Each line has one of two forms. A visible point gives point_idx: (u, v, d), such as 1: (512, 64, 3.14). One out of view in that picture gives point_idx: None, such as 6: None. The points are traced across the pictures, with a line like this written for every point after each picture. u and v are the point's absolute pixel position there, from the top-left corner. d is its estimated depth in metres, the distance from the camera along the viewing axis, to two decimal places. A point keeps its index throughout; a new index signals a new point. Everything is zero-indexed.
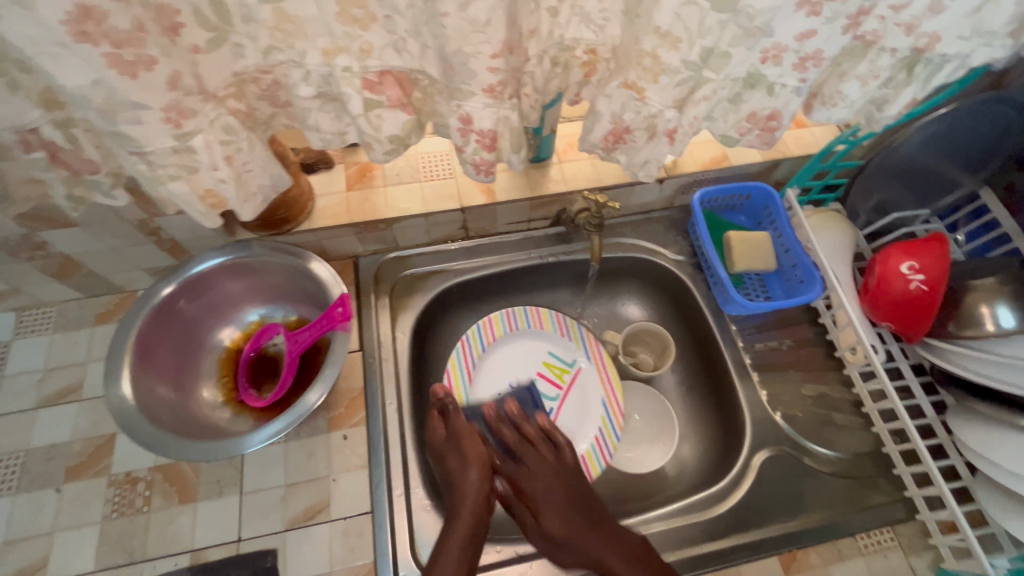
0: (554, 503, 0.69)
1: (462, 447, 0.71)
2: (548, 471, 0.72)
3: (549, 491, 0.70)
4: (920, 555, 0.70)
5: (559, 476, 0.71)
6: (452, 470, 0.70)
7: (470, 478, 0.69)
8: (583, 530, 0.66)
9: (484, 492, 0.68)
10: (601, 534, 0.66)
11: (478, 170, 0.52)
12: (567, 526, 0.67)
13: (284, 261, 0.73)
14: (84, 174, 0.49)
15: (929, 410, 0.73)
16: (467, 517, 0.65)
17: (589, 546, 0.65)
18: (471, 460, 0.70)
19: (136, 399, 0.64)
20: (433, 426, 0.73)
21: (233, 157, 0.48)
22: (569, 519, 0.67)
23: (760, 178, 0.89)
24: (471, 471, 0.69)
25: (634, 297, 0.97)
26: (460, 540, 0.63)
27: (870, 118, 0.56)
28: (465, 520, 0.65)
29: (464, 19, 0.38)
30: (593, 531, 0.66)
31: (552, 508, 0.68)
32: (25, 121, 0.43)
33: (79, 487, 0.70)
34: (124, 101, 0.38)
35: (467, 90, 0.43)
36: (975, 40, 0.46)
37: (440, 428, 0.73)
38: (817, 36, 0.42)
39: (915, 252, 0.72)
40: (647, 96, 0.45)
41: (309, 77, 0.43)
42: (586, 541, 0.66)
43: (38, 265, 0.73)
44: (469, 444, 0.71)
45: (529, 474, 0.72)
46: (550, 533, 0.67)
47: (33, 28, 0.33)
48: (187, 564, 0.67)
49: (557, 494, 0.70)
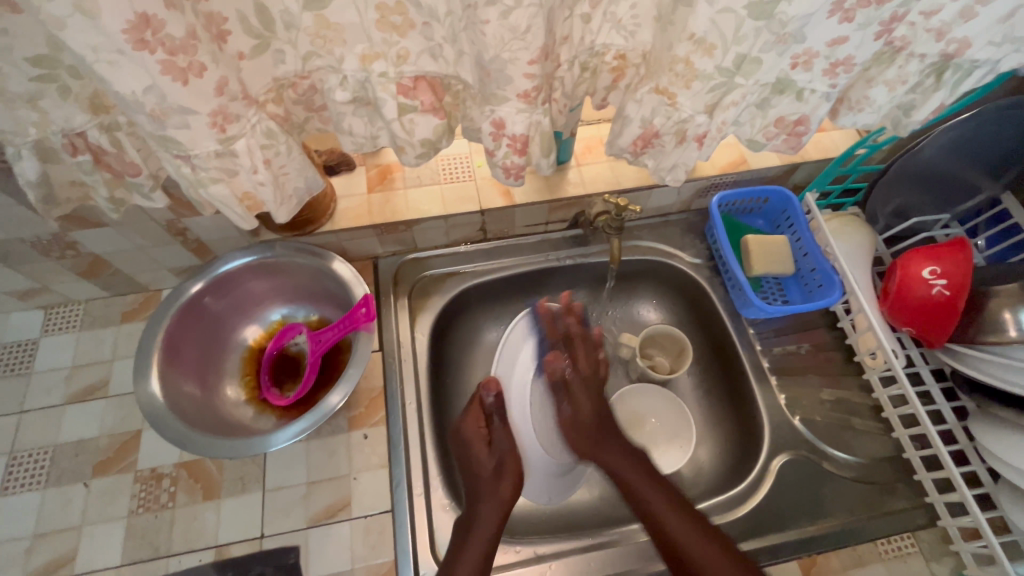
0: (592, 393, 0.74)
1: (502, 461, 0.70)
2: (587, 384, 0.74)
3: (591, 391, 0.74)
4: (940, 562, 0.70)
5: (600, 399, 0.74)
6: (484, 487, 0.68)
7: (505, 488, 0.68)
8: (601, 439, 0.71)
9: (504, 519, 0.66)
10: (615, 439, 0.72)
11: (507, 174, 0.52)
12: (591, 421, 0.72)
13: (308, 261, 0.74)
14: (123, 176, 0.50)
15: (950, 416, 0.72)
16: (487, 534, 0.64)
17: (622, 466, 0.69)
18: (482, 480, 0.69)
19: (165, 397, 0.65)
20: (473, 424, 0.73)
21: (270, 161, 0.48)
22: (601, 420, 0.73)
23: (778, 182, 0.89)
24: (495, 479, 0.68)
25: (651, 300, 0.97)
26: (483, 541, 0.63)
27: (897, 123, 0.56)
28: (479, 532, 0.64)
29: (504, 27, 0.39)
30: (614, 443, 0.71)
31: (590, 398, 0.74)
32: (71, 124, 0.44)
33: (106, 482, 0.72)
34: (173, 107, 0.39)
35: (502, 95, 0.44)
36: (1006, 47, 0.46)
37: (483, 430, 0.72)
38: (848, 43, 0.42)
39: (937, 257, 0.72)
40: (678, 102, 0.46)
41: (346, 82, 0.44)
42: (600, 440, 0.71)
43: (68, 264, 0.74)
44: (510, 460, 0.70)
45: (575, 387, 0.74)
46: (579, 421, 0.73)
47: (93, 35, 0.33)
48: (211, 559, 0.68)
49: (596, 397, 0.74)
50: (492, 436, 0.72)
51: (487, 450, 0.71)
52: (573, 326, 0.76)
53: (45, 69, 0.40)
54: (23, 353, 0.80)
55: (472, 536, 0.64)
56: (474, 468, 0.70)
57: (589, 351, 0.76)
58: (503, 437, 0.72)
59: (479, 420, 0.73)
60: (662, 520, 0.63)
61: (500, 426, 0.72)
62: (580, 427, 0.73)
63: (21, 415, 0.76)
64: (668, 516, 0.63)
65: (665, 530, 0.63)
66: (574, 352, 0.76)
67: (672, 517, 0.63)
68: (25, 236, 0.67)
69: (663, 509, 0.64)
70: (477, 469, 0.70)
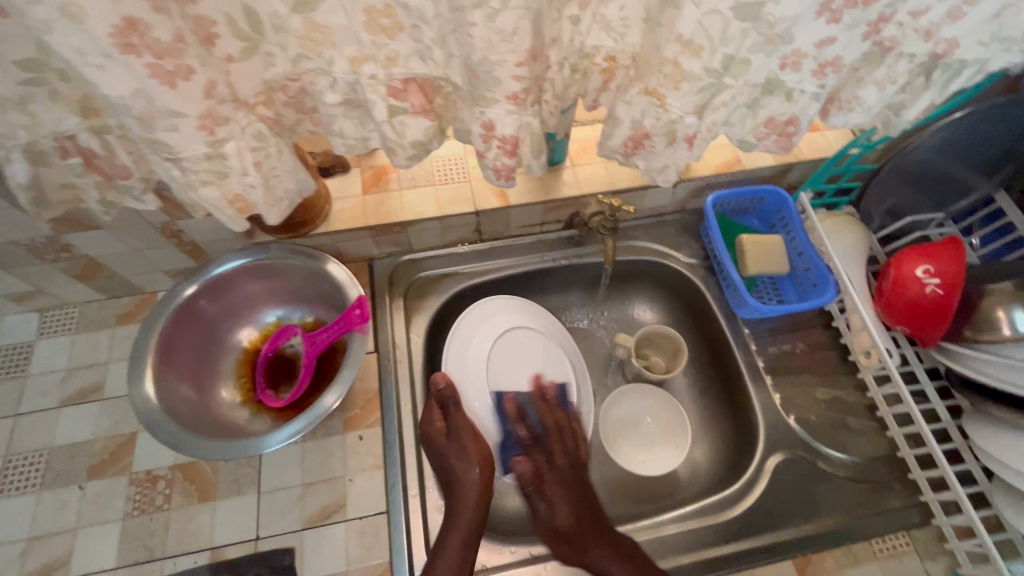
0: (563, 476, 0.75)
1: (463, 447, 0.71)
2: (565, 483, 0.74)
3: (567, 489, 0.74)
4: (935, 560, 0.70)
5: (575, 491, 0.74)
6: (456, 470, 0.70)
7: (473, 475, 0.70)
8: (582, 540, 0.69)
9: (479, 517, 0.67)
10: (598, 540, 0.69)
11: (498, 175, 0.52)
12: (567, 521, 0.71)
13: (302, 262, 0.74)
14: (115, 179, 0.50)
15: (945, 415, 0.72)
16: (462, 530, 0.65)
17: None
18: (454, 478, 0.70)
19: (159, 399, 0.65)
20: (433, 418, 0.73)
21: (261, 163, 0.49)
22: (583, 522, 0.71)
23: (773, 182, 0.89)
24: (471, 471, 0.70)
25: (647, 300, 0.97)
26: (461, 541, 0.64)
27: (887, 123, 0.56)
28: (459, 528, 0.66)
29: (491, 30, 0.39)
30: (599, 542, 0.69)
31: (567, 501, 0.73)
32: (61, 128, 0.44)
33: (101, 484, 0.72)
34: (162, 109, 0.39)
35: (491, 97, 0.44)
36: (994, 46, 0.47)
37: (440, 422, 0.73)
38: (836, 43, 0.42)
39: (930, 256, 0.72)
40: (667, 103, 0.46)
41: (336, 84, 0.44)
42: (586, 540, 0.69)
43: (62, 267, 0.74)
44: (471, 443, 0.71)
45: (551, 492, 0.73)
46: (555, 521, 0.71)
47: (79, 39, 0.33)
48: (207, 561, 0.68)
49: (571, 483, 0.75)
50: (448, 424, 0.72)
51: (445, 440, 0.72)
52: (551, 415, 0.78)
53: (34, 73, 0.40)
54: (18, 356, 0.80)
55: (451, 533, 0.65)
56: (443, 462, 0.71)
57: (566, 444, 0.77)
58: (458, 421, 0.72)
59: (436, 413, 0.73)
60: None
61: (455, 414, 0.72)
62: (557, 529, 0.70)
63: (17, 418, 0.76)
64: None
65: None
66: (549, 444, 0.77)
67: None
68: (20, 239, 0.67)
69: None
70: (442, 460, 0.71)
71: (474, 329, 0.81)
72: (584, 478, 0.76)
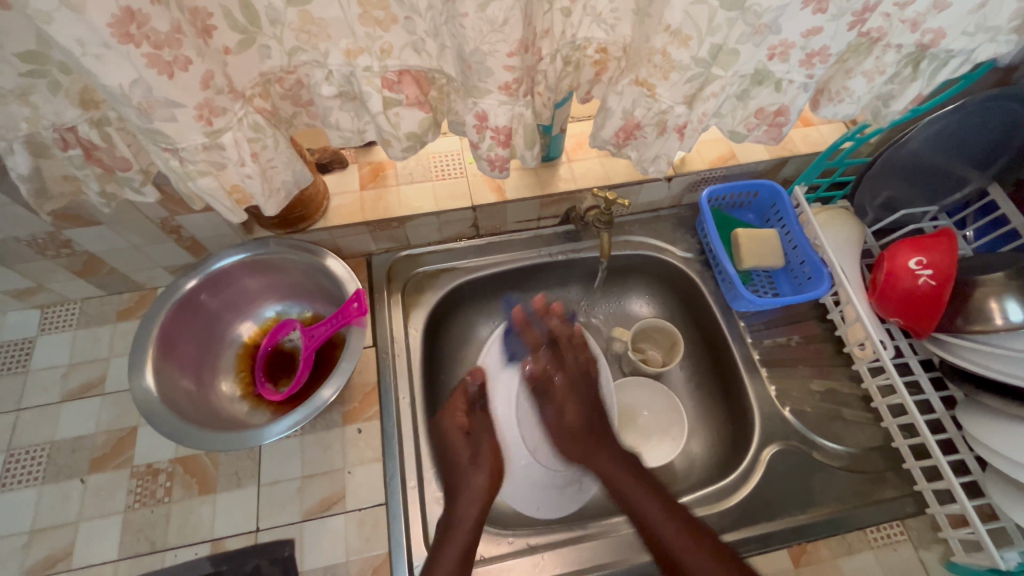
0: (584, 396, 0.76)
1: (479, 449, 0.73)
2: (573, 387, 0.76)
3: (578, 396, 0.76)
4: (929, 549, 0.70)
5: (588, 398, 0.77)
6: (460, 471, 0.71)
7: (477, 477, 0.71)
8: (586, 436, 0.73)
9: (482, 515, 0.67)
10: (605, 446, 0.73)
11: (492, 166, 0.53)
12: (575, 424, 0.74)
13: (301, 257, 0.75)
14: (115, 171, 0.51)
15: (938, 405, 0.73)
16: (470, 524, 0.66)
17: (610, 470, 0.71)
18: (464, 470, 0.72)
19: (160, 391, 0.65)
20: (454, 413, 0.75)
21: (258, 155, 0.49)
22: (587, 419, 0.75)
23: (767, 176, 0.90)
24: (480, 471, 0.71)
25: (643, 294, 0.98)
26: (460, 545, 0.63)
27: (877, 114, 0.57)
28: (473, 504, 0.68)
29: (482, 19, 0.40)
30: (600, 448, 0.73)
31: (575, 406, 0.75)
32: (63, 120, 0.45)
33: (102, 478, 0.72)
34: (160, 99, 0.39)
35: (484, 88, 0.45)
36: (980, 36, 0.47)
37: (461, 420, 0.75)
38: (823, 33, 0.43)
39: (923, 248, 0.73)
40: (658, 93, 0.47)
41: (331, 77, 0.45)
42: (597, 455, 0.72)
43: (63, 262, 0.75)
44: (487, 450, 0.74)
45: (560, 387, 0.77)
46: (565, 426, 0.74)
47: (79, 29, 0.34)
48: (207, 553, 0.68)
49: (586, 404, 0.76)
50: (471, 424, 0.75)
51: (463, 440, 0.74)
52: (540, 359, 0.79)
53: (35, 65, 0.41)
54: (20, 352, 0.81)
55: (456, 531, 0.65)
56: (454, 459, 0.72)
57: (577, 356, 0.79)
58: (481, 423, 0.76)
59: (460, 410, 0.76)
60: (655, 528, 0.64)
61: (478, 414, 0.77)
62: (566, 433, 0.74)
63: (18, 412, 0.76)
64: (653, 517, 0.65)
65: (661, 541, 0.63)
66: (561, 355, 0.79)
67: (692, 548, 0.61)
68: (20, 235, 0.68)
69: (643, 499, 0.67)
70: (453, 459, 0.73)
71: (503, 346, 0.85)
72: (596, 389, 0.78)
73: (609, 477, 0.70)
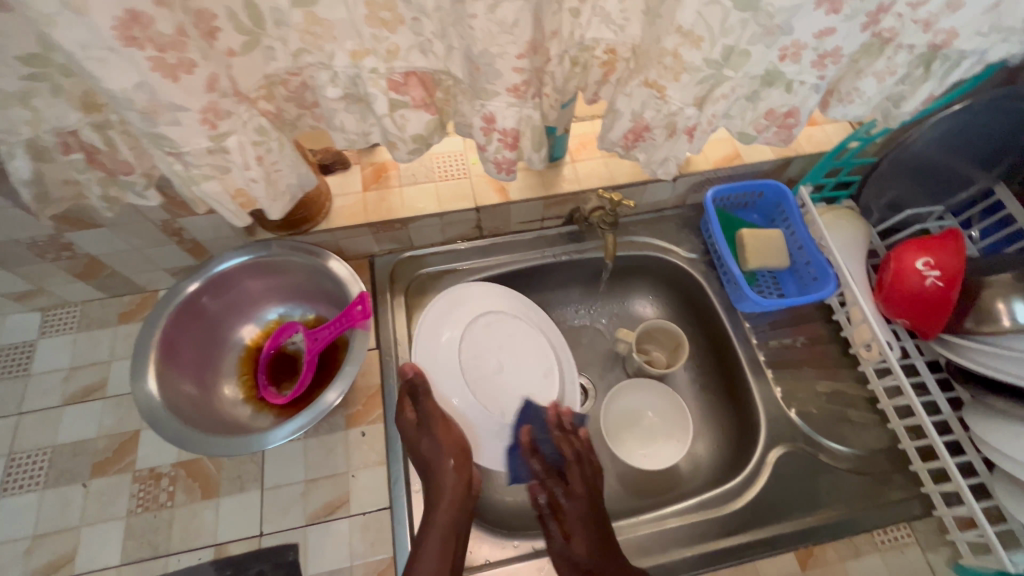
0: (586, 523, 0.69)
1: (433, 438, 0.70)
2: (583, 512, 0.70)
3: (591, 515, 0.70)
4: (937, 551, 0.70)
5: (598, 525, 0.69)
6: (433, 466, 0.69)
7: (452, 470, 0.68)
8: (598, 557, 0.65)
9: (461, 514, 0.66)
10: (620, 574, 0.64)
11: (499, 169, 0.52)
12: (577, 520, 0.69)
13: (303, 259, 0.74)
14: (117, 175, 0.51)
15: (945, 407, 0.73)
16: (444, 525, 0.64)
17: None
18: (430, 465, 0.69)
19: (162, 396, 0.65)
20: (404, 411, 0.73)
21: (263, 158, 0.49)
22: (589, 517, 0.69)
23: (772, 176, 0.90)
24: (443, 467, 0.68)
25: (647, 295, 0.97)
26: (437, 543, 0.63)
27: (887, 115, 0.56)
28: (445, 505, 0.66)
29: (491, 21, 0.39)
30: (619, 574, 0.63)
31: (586, 536, 0.67)
32: (64, 123, 0.44)
33: (105, 482, 0.72)
34: (165, 103, 0.39)
35: (492, 90, 0.44)
36: (993, 36, 0.47)
37: (410, 414, 0.73)
38: (836, 34, 0.42)
39: (930, 248, 0.73)
40: (667, 95, 0.46)
41: (336, 79, 0.44)
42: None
43: (64, 265, 0.75)
44: (442, 434, 0.70)
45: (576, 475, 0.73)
46: (575, 557, 0.66)
47: (81, 32, 0.33)
48: (211, 558, 0.68)
49: (593, 539, 0.67)
50: (419, 415, 0.72)
51: (416, 432, 0.71)
52: (569, 442, 0.75)
53: (37, 68, 0.40)
54: (21, 355, 0.80)
55: (432, 529, 0.64)
56: (419, 454, 0.70)
57: (584, 473, 0.74)
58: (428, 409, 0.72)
59: (406, 407, 0.73)
60: None
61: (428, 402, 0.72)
62: (578, 565, 0.65)
63: (20, 416, 0.76)
64: None
65: None
66: (567, 474, 0.73)
67: None
68: (21, 238, 0.67)
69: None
70: (422, 454, 0.70)
71: (446, 318, 0.79)
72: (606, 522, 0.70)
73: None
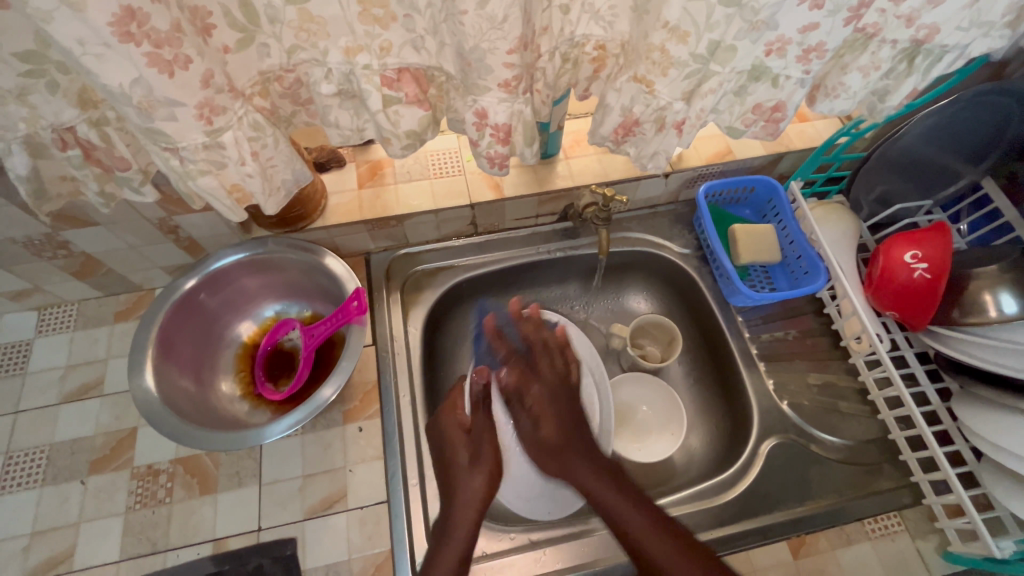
0: (557, 412, 0.74)
1: (479, 448, 0.72)
2: (552, 398, 0.74)
3: (557, 408, 0.74)
4: (926, 539, 0.71)
5: (567, 406, 0.75)
6: (457, 472, 0.70)
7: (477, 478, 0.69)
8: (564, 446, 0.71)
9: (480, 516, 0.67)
10: (582, 454, 0.70)
11: (491, 164, 0.53)
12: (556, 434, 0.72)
13: (300, 256, 0.74)
14: (113, 171, 0.51)
15: (934, 397, 0.74)
16: (472, 519, 0.66)
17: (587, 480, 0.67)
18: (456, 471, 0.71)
19: (160, 392, 0.65)
20: (456, 414, 0.74)
21: (258, 154, 0.49)
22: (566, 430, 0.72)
23: (763, 171, 0.91)
24: (466, 471, 0.70)
25: (642, 291, 0.98)
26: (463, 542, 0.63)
27: (873, 109, 0.58)
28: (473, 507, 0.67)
29: (482, 17, 0.40)
30: (581, 457, 0.70)
31: (553, 420, 0.73)
32: (60, 120, 0.45)
33: (103, 479, 0.72)
34: (161, 99, 0.40)
35: (483, 85, 0.45)
36: (974, 31, 0.48)
37: (461, 419, 0.74)
38: (819, 29, 0.43)
39: (918, 242, 0.74)
40: (656, 90, 0.47)
41: (330, 75, 0.45)
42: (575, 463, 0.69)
43: (60, 264, 0.75)
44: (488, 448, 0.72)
45: (536, 396, 0.75)
46: (541, 438, 0.72)
47: (78, 28, 0.34)
48: (210, 553, 0.69)
49: (563, 420, 0.73)
50: (473, 424, 0.74)
51: (465, 437, 0.73)
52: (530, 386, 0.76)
53: (33, 65, 0.41)
54: (17, 354, 0.80)
55: (454, 531, 0.64)
56: (451, 461, 0.71)
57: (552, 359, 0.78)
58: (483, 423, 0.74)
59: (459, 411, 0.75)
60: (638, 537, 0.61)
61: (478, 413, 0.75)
62: (544, 443, 0.72)
63: (17, 415, 0.76)
64: (639, 528, 0.61)
65: (643, 551, 0.60)
66: (533, 360, 0.78)
67: (649, 531, 0.61)
68: (17, 236, 0.68)
69: (627, 510, 0.63)
70: (451, 456, 0.72)
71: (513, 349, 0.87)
72: (575, 404, 0.76)
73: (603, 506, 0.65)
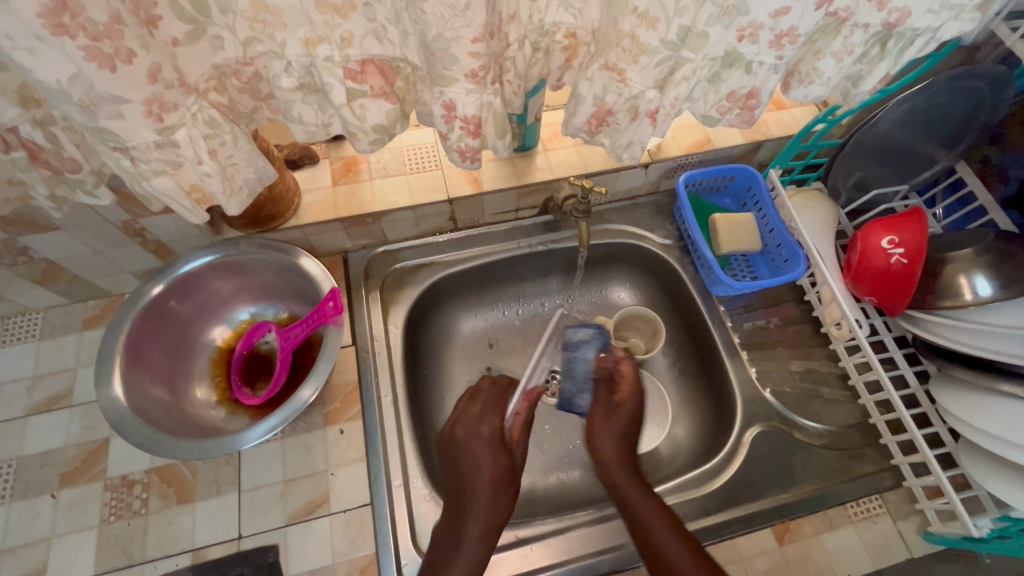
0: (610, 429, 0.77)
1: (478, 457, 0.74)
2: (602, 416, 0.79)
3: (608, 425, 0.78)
4: (907, 521, 0.72)
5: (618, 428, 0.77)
6: (466, 479, 0.71)
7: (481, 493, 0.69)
8: (614, 467, 0.73)
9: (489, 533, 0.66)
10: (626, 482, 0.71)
11: (463, 158, 0.52)
12: (614, 457, 0.74)
13: (274, 257, 0.72)
14: (64, 173, 0.49)
15: (913, 380, 0.75)
16: (473, 540, 0.65)
17: (622, 484, 0.71)
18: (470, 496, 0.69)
19: (129, 401, 0.63)
20: (474, 417, 0.77)
21: (216, 151, 0.47)
22: (623, 456, 0.74)
23: (743, 160, 0.90)
24: (483, 491, 0.69)
25: (624, 283, 0.98)
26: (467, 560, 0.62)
27: (846, 95, 0.57)
28: (473, 526, 0.66)
29: (442, 4, 0.38)
30: (629, 479, 0.71)
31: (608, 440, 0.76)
32: (2, 120, 0.42)
33: (75, 492, 0.70)
34: (103, 94, 0.38)
35: (449, 76, 0.44)
36: (944, 14, 0.48)
37: (481, 426, 0.76)
38: (791, 13, 0.42)
39: (894, 227, 0.74)
40: (627, 78, 0.46)
41: (290, 68, 0.43)
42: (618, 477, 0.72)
43: (21, 271, 0.72)
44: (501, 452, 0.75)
45: (595, 413, 0.79)
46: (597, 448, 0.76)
47: (6, 20, 0.32)
48: (188, 563, 0.67)
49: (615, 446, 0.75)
50: (490, 428, 0.76)
51: (486, 446, 0.74)
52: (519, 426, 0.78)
53: None
54: None
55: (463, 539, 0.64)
56: (466, 468, 0.72)
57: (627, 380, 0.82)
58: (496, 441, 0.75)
59: (475, 416, 0.77)
60: (657, 551, 0.62)
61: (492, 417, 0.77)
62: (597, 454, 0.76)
63: None
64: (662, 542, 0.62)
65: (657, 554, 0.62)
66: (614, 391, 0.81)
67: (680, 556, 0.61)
68: None
69: (656, 528, 0.64)
70: (466, 467, 0.72)
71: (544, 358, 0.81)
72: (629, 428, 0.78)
73: (636, 518, 0.66)
